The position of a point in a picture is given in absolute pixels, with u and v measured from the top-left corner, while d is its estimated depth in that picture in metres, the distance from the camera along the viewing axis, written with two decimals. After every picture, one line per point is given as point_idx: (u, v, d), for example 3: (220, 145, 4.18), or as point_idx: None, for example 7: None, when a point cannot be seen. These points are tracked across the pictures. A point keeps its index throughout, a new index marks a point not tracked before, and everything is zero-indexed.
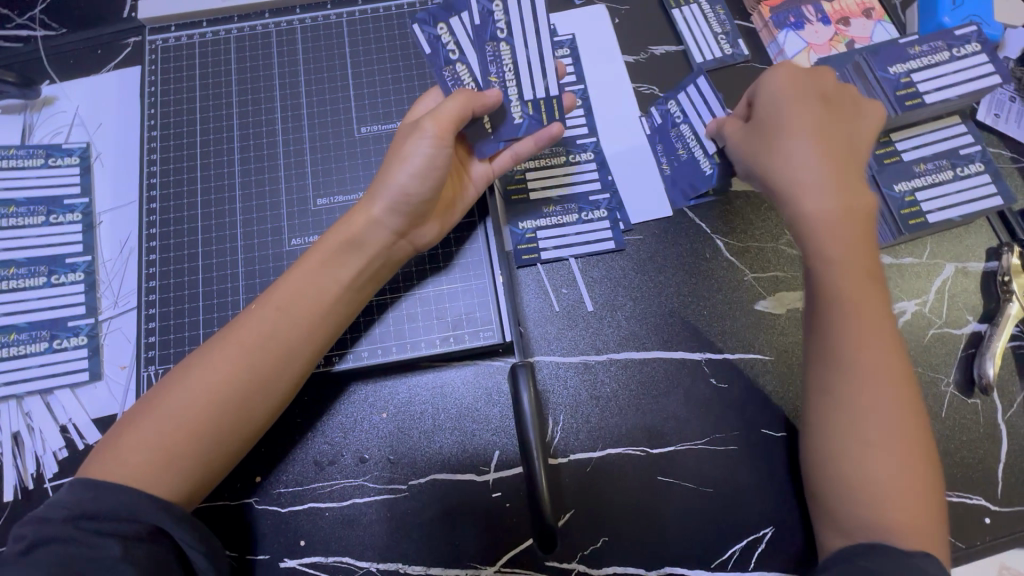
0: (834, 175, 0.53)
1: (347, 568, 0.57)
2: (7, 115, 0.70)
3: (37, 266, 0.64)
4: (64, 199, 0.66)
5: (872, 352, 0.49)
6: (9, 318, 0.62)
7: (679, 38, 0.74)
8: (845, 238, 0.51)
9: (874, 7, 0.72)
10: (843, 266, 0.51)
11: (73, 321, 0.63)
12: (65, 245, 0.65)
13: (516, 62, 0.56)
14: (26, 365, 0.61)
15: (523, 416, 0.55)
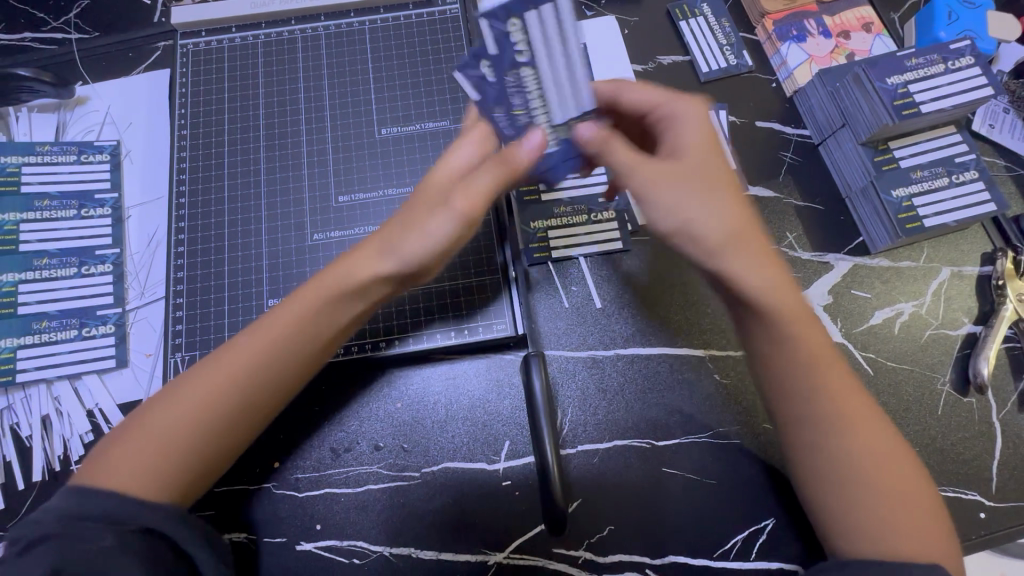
0: (751, 237, 0.48)
1: (361, 552, 0.59)
2: (41, 113, 0.73)
3: (69, 257, 0.67)
4: (95, 194, 0.69)
5: (841, 395, 0.48)
6: (42, 306, 0.65)
7: (686, 48, 0.77)
8: (789, 293, 0.48)
9: (873, 22, 0.76)
10: (788, 316, 0.48)
11: (102, 310, 0.65)
12: (95, 237, 0.68)
13: (540, 82, 0.50)
14: (56, 351, 0.64)
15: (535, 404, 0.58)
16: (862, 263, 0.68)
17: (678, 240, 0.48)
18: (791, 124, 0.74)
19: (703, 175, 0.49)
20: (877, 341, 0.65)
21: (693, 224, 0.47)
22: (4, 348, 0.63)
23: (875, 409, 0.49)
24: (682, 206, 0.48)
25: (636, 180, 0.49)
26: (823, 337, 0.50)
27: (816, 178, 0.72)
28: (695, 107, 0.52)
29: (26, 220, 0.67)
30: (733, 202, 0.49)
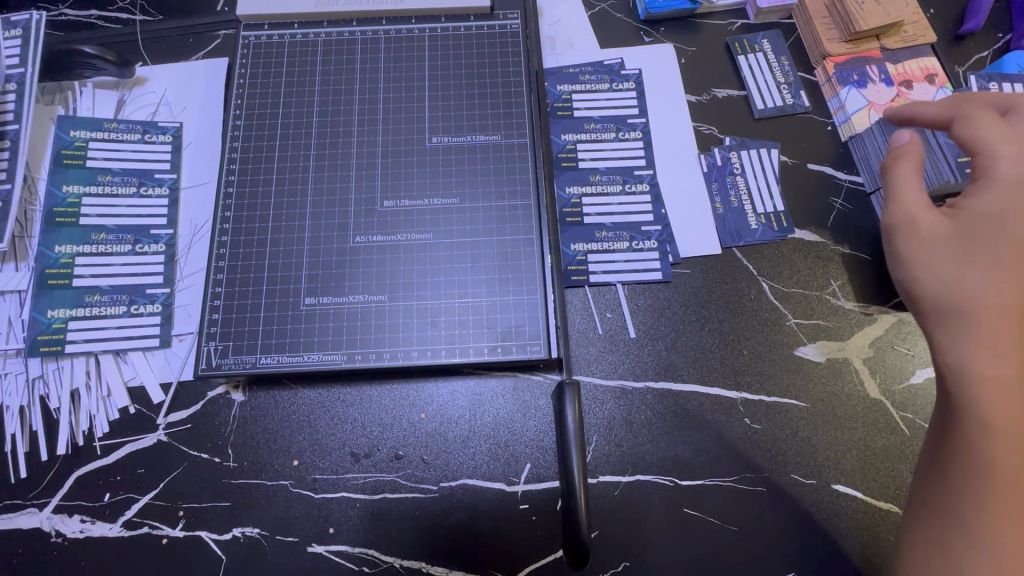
0: (976, 305, 0.46)
1: (372, 561, 0.58)
2: (102, 90, 0.74)
3: (125, 234, 0.67)
4: (154, 173, 0.70)
5: (1007, 488, 0.42)
6: (95, 280, 0.65)
7: (743, 83, 0.77)
8: (992, 356, 0.44)
9: (937, 74, 0.74)
10: (984, 383, 0.44)
11: (151, 289, 0.66)
12: (149, 216, 0.68)
13: (749, 191, 0.71)
14: (103, 326, 0.64)
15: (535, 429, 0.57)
16: (907, 319, 0.66)
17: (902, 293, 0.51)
18: (843, 169, 0.73)
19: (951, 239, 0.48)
20: (916, 401, 0.63)
21: (914, 283, 0.49)
22: (55, 319, 0.64)
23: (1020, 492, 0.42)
24: (919, 262, 0.49)
25: (912, 208, 0.51)
26: (1017, 401, 0.43)
27: (865, 227, 0.70)
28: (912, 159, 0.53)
29: (88, 194, 0.68)
30: (948, 264, 0.48)
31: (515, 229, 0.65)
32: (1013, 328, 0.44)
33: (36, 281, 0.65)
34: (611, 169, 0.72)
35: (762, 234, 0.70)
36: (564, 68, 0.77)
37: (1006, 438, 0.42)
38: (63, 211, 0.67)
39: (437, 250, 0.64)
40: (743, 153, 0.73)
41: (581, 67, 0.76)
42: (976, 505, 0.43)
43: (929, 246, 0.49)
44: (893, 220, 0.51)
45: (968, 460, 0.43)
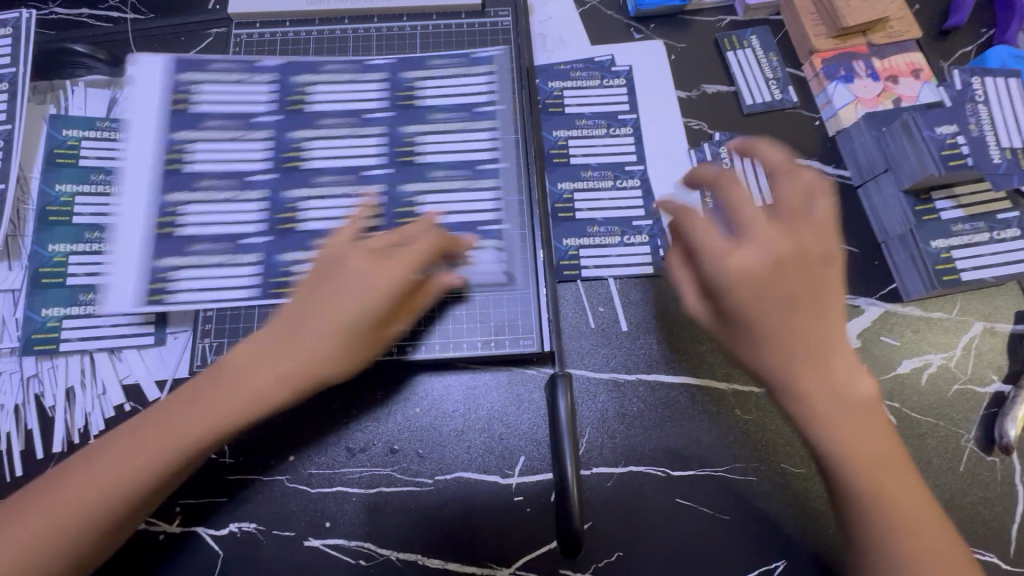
0: (799, 362, 0.43)
1: (368, 554, 0.59)
2: (94, 88, 0.74)
3: (227, 181, 0.67)
4: (251, 117, 0.69)
5: (895, 504, 0.43)
6: (197, 230, 0.65)
7: (731, 79, 0.77)
8: (836, 406, 0.42)
9: (922, 69, 0.75)
10: (846, 439, 0.42)
11: (245, 241, 0.65)
12: (246, 163, 0.67)
13: (738, 185, 0.72)
14: (206, 279, 0.63)
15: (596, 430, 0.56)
16: (893, 310, 0.67)
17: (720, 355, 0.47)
18: (831, 164, 0.74)
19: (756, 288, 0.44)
20: (903, 390, 0.64)
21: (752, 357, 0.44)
22: (159, 269, 0.63)
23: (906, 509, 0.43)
24: (735, 334, 0.45)
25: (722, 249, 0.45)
26: (868, 433, 0.43)
27: (852, 220, 0.71)
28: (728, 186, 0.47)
29: (81, 193, 0.68)
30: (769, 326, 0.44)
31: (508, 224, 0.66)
32: (809, 372, 0.43)
33: (143, 227, 0.64)
34: (602, 165, 0.72)
35: None
36: (555, 64, 0.77)
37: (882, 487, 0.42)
38: (169, 160, 0.66)
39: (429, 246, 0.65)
40: (733, 148, 0.74)
41: (572, 64, 0.77)
42: (892, 553, 0.42)
43: (746, 308, 0.44)
44: (713, 277, 0.45)
45: (859, 507, 0.43)
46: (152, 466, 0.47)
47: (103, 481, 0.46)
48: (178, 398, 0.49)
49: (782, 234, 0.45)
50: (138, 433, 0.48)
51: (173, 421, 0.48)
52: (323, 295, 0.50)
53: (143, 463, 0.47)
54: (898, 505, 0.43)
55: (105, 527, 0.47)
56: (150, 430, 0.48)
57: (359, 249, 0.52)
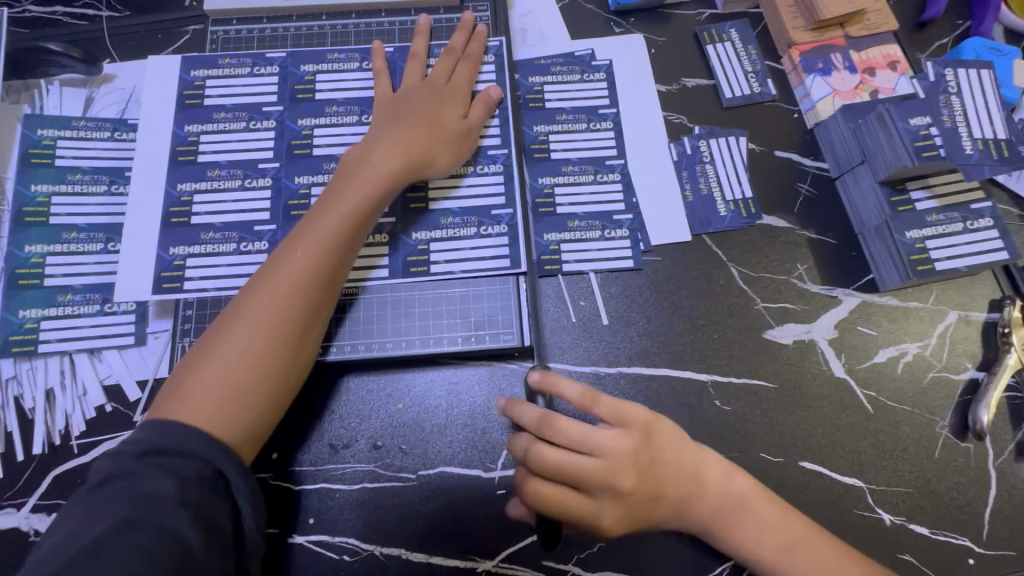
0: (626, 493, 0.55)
1: (352, 549, 0.59)
2: (70, 87, 0.73)
3: (235, 170, 0.68)
4: (261, 109, 0.70)
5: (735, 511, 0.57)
6: (210, 217, 0.66)
7: (711, 72, 0.78)
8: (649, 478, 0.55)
9: (899, 61, 0.76)
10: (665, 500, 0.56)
11: (259, 227, 0.66)
12: (259, 151, 0.69)
13: (717, 178, 0.73)
14: (217, 264, 0.64)
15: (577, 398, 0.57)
16: (871, 300, 0.68)
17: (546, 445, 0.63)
18: (809, 156, 0.74)
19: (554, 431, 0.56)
20: (879, 379, 0.65)
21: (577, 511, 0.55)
22: (176, 256, 0.64)
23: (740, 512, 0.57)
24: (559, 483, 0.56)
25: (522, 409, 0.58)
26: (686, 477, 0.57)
27: (830, 212, 0.72)
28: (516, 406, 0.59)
29: (57, 193, 0.68)
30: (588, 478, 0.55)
31: (496, 217, 0.67)
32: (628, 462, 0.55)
33: (160, 218, 0.65)
34: (583, 160, 0.73)
35: (731, 221, 0.71)
36: (536, 59, 0.77)
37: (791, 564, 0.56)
38: (184, 150, 0.68)
39: (416, 242, 0.66)
40: (712, 141, 0.74)
41: (552, 58, 0.77)
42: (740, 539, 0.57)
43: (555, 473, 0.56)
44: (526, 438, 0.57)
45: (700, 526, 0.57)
46: (294, 316, 0.54)
47: (264, 334, 0.53)
48: (295, 239, 0.57)
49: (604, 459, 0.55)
50: (270, 288, 0.54)
51: (305, 248, 0.56)
52: (414, 103, 0.66)
53: (293, 298, 0.54)
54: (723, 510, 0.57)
55: (280, 376, 0.53)
56: (282, 283, 0.55)
57: (414, 81, 0.68)
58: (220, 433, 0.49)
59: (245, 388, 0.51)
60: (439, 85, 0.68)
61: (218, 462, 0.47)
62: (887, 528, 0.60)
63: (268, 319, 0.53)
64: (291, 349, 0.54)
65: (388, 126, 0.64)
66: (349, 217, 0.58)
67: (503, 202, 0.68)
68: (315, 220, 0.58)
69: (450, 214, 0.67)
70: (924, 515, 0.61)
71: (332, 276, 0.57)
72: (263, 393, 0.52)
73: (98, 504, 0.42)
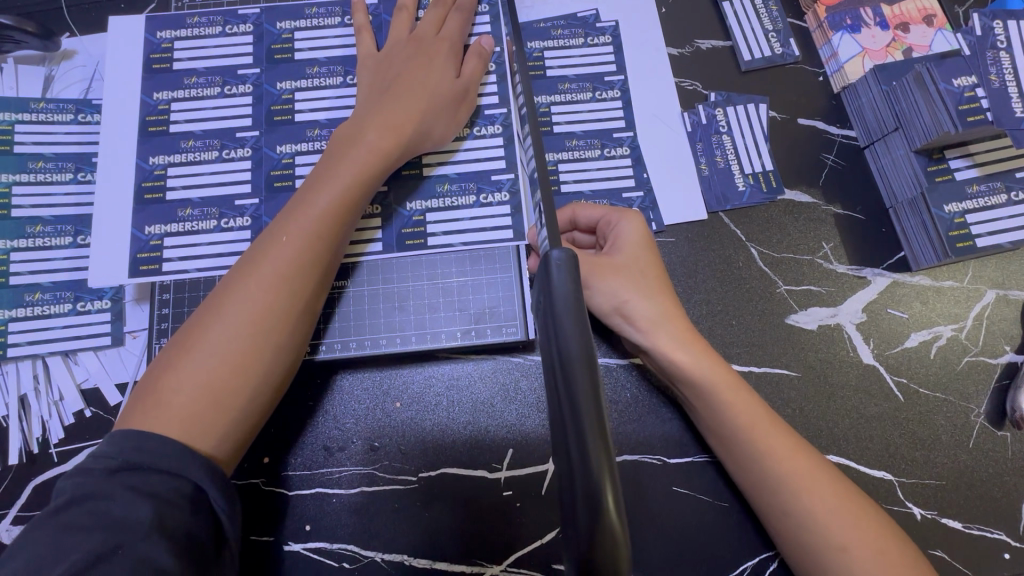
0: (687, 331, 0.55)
1: (352, 556, 0.56)
2: (26, 65, 0.67)
3: (211, 140, 0.62)
4: (234, 82, 0.64)
5: (790, 466, 0.51)
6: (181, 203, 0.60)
7: (728, 33, 0.71)
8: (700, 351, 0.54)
9: (936, 14, 0.69)
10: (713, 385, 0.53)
11: (241, 201, 0.61)
12: (236, 118, 0.63)
13: (735, 149, 0.67)
14: (198, 243, 0.59)
15: (559, 315, 0.29)
16: (902, 281, 0.63)
17: (616, 318, 0.56)
18: (836, 123, 0.68)
19: (641, 278, 0.56)
20: (911, 365, 0.61)
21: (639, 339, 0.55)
22: (152, 236, 0.59)
23: (794, 448, 0.52)
24: (621, 296, 0.55)
25: (610, 222, 0.58)
26: (744, 394, 0.54)
27: (857, 185, 0.66)
28: (633, 215, 0.58)
29: (19, 183, 0.62)
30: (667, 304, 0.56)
31: (496, 182, 0.62)
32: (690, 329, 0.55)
33: (131, 195, 0.60)
34: (588, 133, 0.67)
35: (750, 197, 0.65)
36: (535, 22, 0.70)
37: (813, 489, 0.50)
38: (155, 120, 0.62)
39: (413, 213, 0.61)
40: (729, 109, 0.68)
41: (553, 21, 0.70)
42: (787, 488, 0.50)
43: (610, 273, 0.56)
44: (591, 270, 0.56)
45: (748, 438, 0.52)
46: (282, 312, 0.48)
47: (251, 330, 0.47)
48: (277, 227, 0.51)
49: (624, 259, 0.56)
50: (254, 279, 0.48)
51: (293, 235, 0.50)
52: (402, 67, 0.59)
53: (281, 289, 0.49)
54: (775, 435, 0.52)
55: (268, 380, 0.48)
56: (268, 272, 0.49)
57: (399, 41, 0.61)
58: (199, 437, 0.44)
59: (226, 387, 0.46)
60: (428, 41, 0.60)
61: (188, 475, 0.42)
62: (917, 523, 0.57)
63: (252, 310, 0.47)
64: (281, 343, 0.48)
65: (378, 99, 0.57)
66: (340, 197, 0.52)
67: (504, 165, 0.62)
68: (303, 203, 0.52)
69: (448, 181, 0.62)
70: (957, 508, 0.57)
71: (319, 263, 0.51)
72: (248, 390, 0.47)
73: (57, 537, 0.37)
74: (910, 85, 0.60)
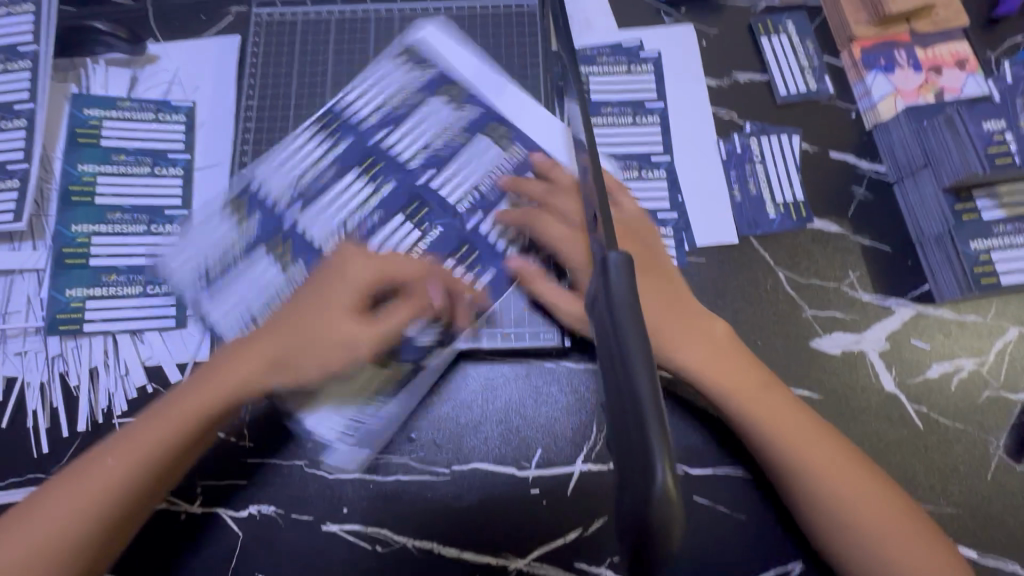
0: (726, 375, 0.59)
1: (384, 540, 0.59)
2: (115, 67, 0.73)
3: (281, 148, 0.69)
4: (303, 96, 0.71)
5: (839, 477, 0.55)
6: (249, 202, 0.67)
7: (765, 67, 0.74)
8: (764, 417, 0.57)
9: (968, 59, 0.72)
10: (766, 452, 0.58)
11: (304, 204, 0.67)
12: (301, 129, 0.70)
13: (767, 177, 0.70)
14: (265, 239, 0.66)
15: (618, 312, 0.32)
16: (926, 313, 0.65)
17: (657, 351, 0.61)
18: (866, 157, 0.71)
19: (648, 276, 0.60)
20: (932, 394, 0.63)
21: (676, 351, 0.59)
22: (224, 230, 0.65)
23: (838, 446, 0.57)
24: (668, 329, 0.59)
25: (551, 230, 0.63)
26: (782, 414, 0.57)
27: (884, 218, 0.69)
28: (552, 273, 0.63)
29: (102, 173, 0.68)
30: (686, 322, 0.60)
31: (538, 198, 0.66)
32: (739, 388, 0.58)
33: None
34: (628, 155, 0.71)
35: (780, 224, 0.68)
36: (581, 48, 0.75)
37: (836, 476, 0.55)
38: None
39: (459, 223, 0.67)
40: (764, 139, 0.71)
41: (599, 48, 0.75)
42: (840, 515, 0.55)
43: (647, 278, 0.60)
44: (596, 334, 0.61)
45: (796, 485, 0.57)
46: (130, 495, 0.54)
47: (170, 426, 0.55)
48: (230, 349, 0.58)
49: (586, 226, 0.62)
50: (129, 448, 0.54)
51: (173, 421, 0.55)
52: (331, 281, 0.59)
53: (151, 484, 0.55)
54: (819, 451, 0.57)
55: (113, 526, 0.53)
56: (133, 447, 0.54)
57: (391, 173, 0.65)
58: (36, 567, 0.51)
59: (88, 524, 0.52)
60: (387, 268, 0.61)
61: None
62: None
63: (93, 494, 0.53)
64: (131, 518, 0.54)
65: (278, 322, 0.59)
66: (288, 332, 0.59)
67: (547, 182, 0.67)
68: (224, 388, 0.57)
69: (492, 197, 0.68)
70: (972, 537, 0.59)
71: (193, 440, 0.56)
72: (135, 498, 0.54)
73: None
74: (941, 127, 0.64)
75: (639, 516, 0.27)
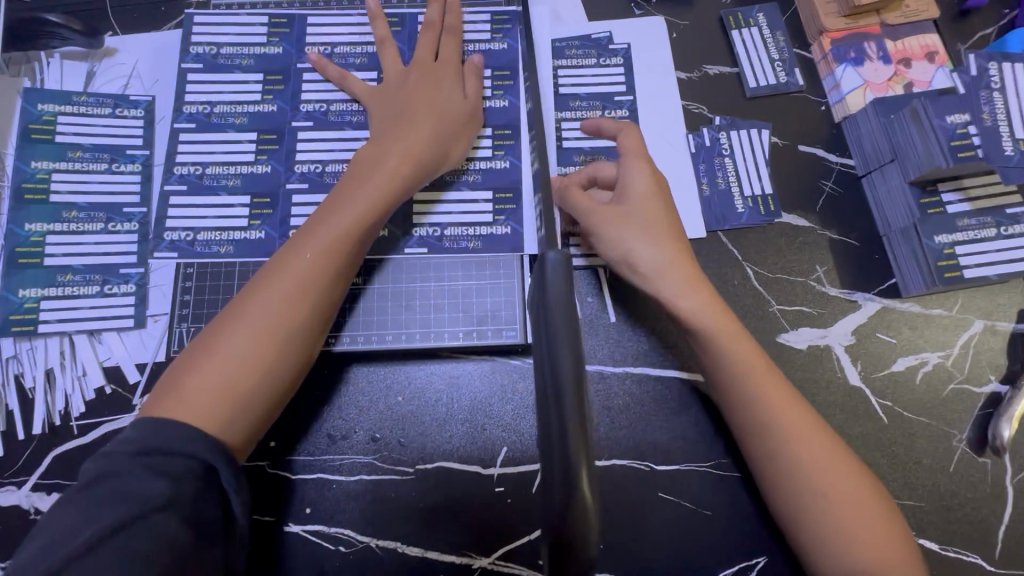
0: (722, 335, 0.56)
1: (348, 540, 0.59)
2: (70, 61, 0.71)
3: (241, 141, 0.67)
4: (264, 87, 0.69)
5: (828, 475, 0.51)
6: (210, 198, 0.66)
7: (735, 60, 0.74)
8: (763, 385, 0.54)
9: (937, 51, 0.71)
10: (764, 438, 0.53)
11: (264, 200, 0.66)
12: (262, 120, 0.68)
13: (736, 171, 0.69)
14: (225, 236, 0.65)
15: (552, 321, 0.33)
16: (892, 306, 0.65)
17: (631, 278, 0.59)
18: (835, 151, 0.70)
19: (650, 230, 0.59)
20: (897, 388, 0.63)
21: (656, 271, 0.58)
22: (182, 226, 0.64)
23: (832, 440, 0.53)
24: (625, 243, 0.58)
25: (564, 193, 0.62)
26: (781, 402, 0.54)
27: (852, 212, 0.68)
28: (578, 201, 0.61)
29: (57, 170, 0.67)
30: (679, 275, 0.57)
31: None
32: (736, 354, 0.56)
33: None
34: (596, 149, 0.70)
35: (748, 218, 0.68)
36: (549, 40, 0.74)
37: (836, 481, 0.51)
38: None
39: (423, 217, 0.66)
40: (733, 133, 0.71)
41: (568, 40, 0.74)
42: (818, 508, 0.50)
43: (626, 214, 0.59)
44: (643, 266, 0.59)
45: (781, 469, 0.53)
46: (271, 358, 0.49)
47: (262, 313, 0.50)
48: (313, 228, 0.55)
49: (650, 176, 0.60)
50: (238, 333, 0.49)
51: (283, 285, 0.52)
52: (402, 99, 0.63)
53: (275, 342, 0.50)
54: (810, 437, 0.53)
55: (260, 413, 0.49)
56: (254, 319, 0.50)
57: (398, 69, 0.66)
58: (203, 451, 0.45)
59: (218, 426, 0.46)
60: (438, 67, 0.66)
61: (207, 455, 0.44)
62: None
63: (243, 364, 0.48)
64: (265, 390, 0.49)
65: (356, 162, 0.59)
66: (365, 223, 0.56)
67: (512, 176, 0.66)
68: (316, 228, 0.54)
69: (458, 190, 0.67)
70: (934, 529, 0.59)
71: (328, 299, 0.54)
72: (278, 385, 0.50)
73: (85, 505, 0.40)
74: (904, 121, 0.63)
75: (560, 522, 0.28)
